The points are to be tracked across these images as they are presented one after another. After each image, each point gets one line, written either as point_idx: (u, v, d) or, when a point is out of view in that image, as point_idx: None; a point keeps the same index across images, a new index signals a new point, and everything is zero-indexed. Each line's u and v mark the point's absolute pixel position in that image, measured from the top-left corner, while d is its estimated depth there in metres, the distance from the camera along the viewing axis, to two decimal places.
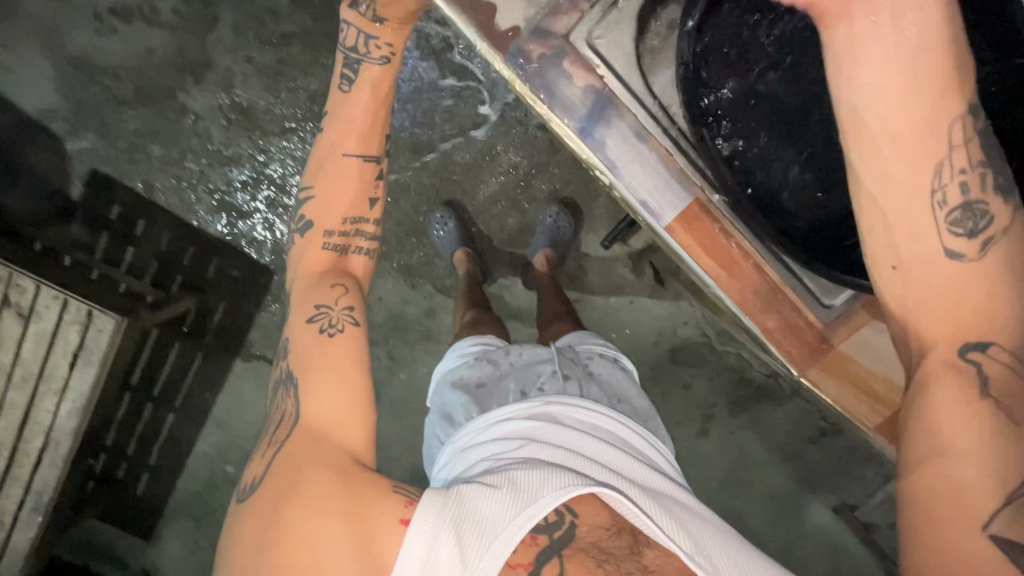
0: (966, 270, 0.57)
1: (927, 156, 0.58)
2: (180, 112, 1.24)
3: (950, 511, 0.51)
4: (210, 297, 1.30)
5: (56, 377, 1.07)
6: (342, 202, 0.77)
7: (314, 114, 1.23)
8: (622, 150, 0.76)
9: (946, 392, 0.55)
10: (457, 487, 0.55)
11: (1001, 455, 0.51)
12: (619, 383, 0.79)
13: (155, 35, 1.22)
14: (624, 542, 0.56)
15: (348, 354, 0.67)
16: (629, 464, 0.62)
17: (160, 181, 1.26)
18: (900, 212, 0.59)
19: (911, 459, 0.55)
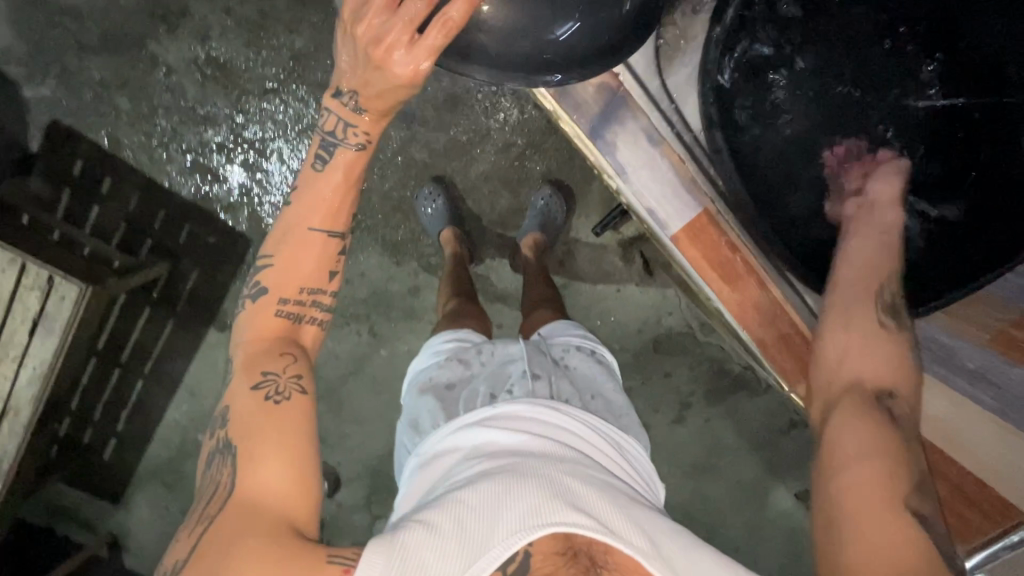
0: (894, 355, 0.65)
1: (878, 272, 0.70)
2: (150, 63, 1.15)
3: (878, 503, 0.55)
4: (182, 263, 1.24)
5: (16, 343, 1.02)
6: (297, 279, 0.66)
7: (298, 75, 1.16)
8: (633, 155, 0.77)
9: (852, 417, 0.62)
10: (397, 536, 0.49)
11: (900, 465, 0.58)
12: (596, 379, 0.72)
13: None
14: (579, 568, 0.48)
15: (294, 423, 0.57)
16: (591, 467, 0.56)
17: (128, 137, 1.18)
18: (854, 299, 0.69)
19: (837, 454, 0.60)
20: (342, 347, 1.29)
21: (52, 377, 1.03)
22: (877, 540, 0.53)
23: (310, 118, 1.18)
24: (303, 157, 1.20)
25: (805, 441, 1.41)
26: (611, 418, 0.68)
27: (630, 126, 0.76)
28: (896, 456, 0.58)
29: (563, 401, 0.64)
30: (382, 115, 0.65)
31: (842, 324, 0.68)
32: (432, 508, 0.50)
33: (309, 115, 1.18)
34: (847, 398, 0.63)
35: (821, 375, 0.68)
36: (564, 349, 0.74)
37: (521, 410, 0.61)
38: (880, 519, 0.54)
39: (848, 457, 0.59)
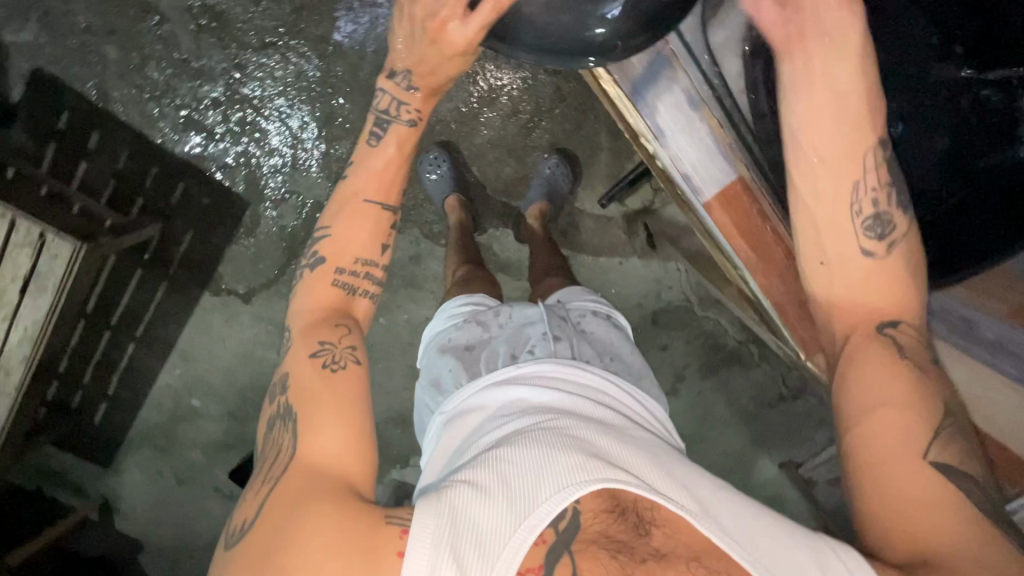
0: (875, 269, 0.63)
1: (847, 177, 0.63)
2: (141, 10, 1.09)
3: (903, 452, 0.55)
4: (177, 224, 1.21)
5: (5, 303, 0.98)
6: (354, 250, 0.68)
7: (298, 30, 1.11)
8: (672, 118, 0.71)
9: (869, 354, 0.61)
10: (444, 495, 0.48)
11: (917, 398, 0.58)
12: (614, 342, 0.72)
13: None
14: (627, 525, 0.49)
15: (354, 388, 0.57)
16: (625, 428, 0.57)
17: (118, 90, 1.12)
18: (826, 218, 0.63)
19: (860, 393, 0.59)
20: None
21: (45, 336, 1.00)
22: (901, 488, 0.54)
23: (312, 76, 1.14)
24: (304, 117, 1.16)
25: (794, 414, 1.46)
26: (631, 378, 0.69)
27: (673, 86, 0.69)
28: (917, 400, 0.58)
29: (589, 363, 0.65)
30: (432, 95, 0.71)
31: (821, 258, 0.64)
32: (474, 468, 0.50)
33: (310, 73, 1.13)
34: (852, 341, 0.63)
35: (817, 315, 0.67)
36: (581, 314, 0.75)
37: (550, 371, 0.61)
38: (906, 466, 0.54)
39: (867, 408, 0.58)
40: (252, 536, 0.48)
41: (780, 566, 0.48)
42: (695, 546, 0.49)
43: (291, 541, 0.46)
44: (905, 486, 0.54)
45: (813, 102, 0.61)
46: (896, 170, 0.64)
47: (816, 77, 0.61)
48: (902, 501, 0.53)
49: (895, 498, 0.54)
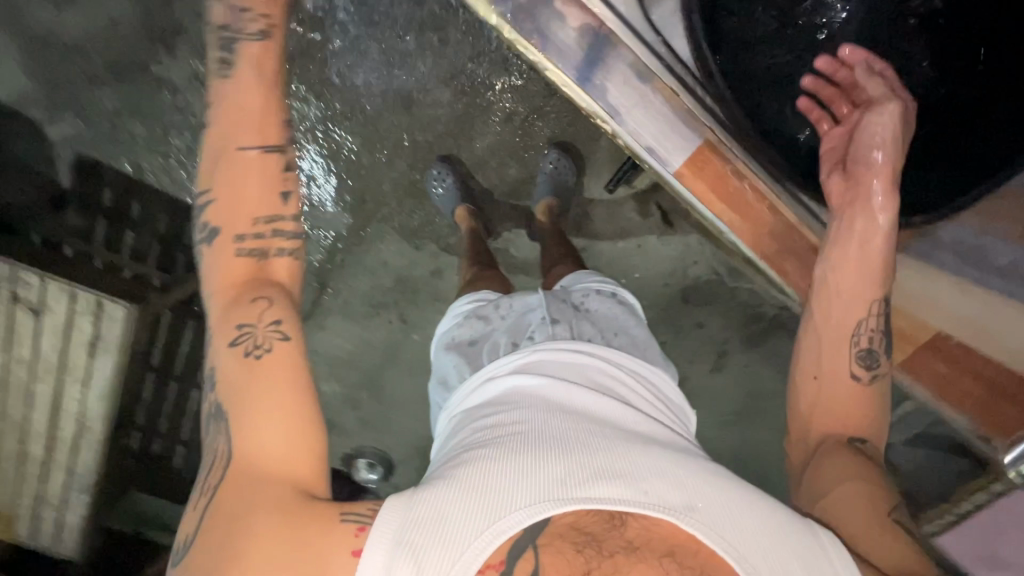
0: (860, 389, 0.70)
1: (851, 314, 0.71)
2: (156, 85, 1.18)
3: (868, 510, 0.59)
4: None
5: (77, 367, 1.09)
6: (252, 205, 0.62)
7: (294, 75, 1.17)
8: (624, 95, 0.80)
9: (830, 447, 0.67)
10: (420, 493, 0.49)
11: (875, 476, 0.63)
12: (618, 317, 0.72)
13: (119, 7, 1.15)
14: (603, 515, 0.47)
15: (286, 370, 0.56)
16: (620, 421, 0.56)
17: (147, 160, 1.22)
18: (828, 343, 0.72)
19: (824, 476, 0.64)
20: (376, 335, 1.35)
21: (117, 390, 1.11)
22: (877, 554, 0.56)
23: (313, 116, 1.20)
24: (312, 156, 1.22)
25: None
26: (638, 354, 0.68)
27: (619, 64, 0.80)
28: (877, 477, 0.63)
29: (592, 345, 0.65)
30: (271, 1, 0.70)
31: (814, 371, 0.72)
32: (455, 468, 0.51)
33: (311, 115, 1.19)
34: (825, 442, 0.68)
35: (797, 421, 0.73)
36: (584, 294, 0.75)
37: (547, 361, 0.62)
38: (870, 521, 0.58)
39: (831, 478, 0.63)
40: (206, 545, 0.50)
41: (764, 558, 0.47)
42: (671, 540, 0.47)
43: (243, 553, 0.48)
44: (871, 530, 0.57)
45: (848, 261, 0.72)
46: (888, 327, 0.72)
47: (851, 240, 0.72)
48: (875, 548, 0.56)
49: (867, 545, 0.56)
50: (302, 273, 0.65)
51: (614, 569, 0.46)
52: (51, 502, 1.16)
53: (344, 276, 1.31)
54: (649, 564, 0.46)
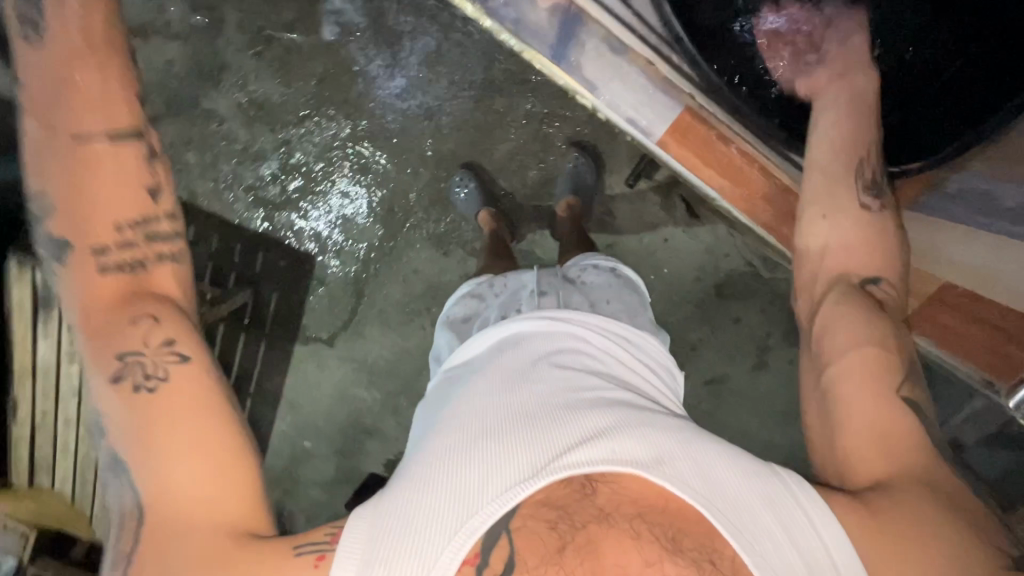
0: (871, 226, 0.69)
1: (850, 152, 0.72)
2: (205, 117, 1.27)
3: (871, 394, 0.61)
4: (263, 288, 1.37)
5: None
6: (111, 206, 0.61)
7: (326, 98, 1.26)
8: (600, 70, 0.88)
9: (848, 301, 0.65)
10: (402, 494, 0.53)
11: (890, 338, 0.63)
12: (610, 288, 0.77)
13: (170, 48, 1.25)
14: (572, 489, 0.52)
15: (191, 391, 0.58)
16: (587, 385, 0.60)
17: (200, 187, 1.31)
18: (833, 182, 0.71)
19: (839, 336, 0.64)
20: (413, 342, 1.40)
21: None
22: (870, 424, 0.60)
23: (345, 135, 1.28)
24: (344, 172, 1.30)
25: None
26: (627, 321, 0.72)
27: (591, 41, 0.87)
28: (890, 344, 0.63)
29: (564, 312, 0.69)
30: None
31: (823, 210, 0.70)
32: (426, 460, 0.56)
33: (342, 133, 1.28)
34: (836, 288, 0.67)
35: (807, 269, 0.71)
36: (581, 269, 0.80)
37: (519, 343, 0.65)
38: (870, 404, 0.60)
39: (846, 350, 0.63)
40: None
41: (731, 512, 0.51)
42: (640, 504, 0.51)
43: None
44: (870, 419, 0.60)
45: (840, 103, 0.74)
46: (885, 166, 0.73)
47: (843, 85, 0.74)
48: (871, 431, 0.60)
49: (863, 434, 0.60)
50: (188, 281, 0.66)
51: (587, 539, 0.51)
52: None
53: (380, 286, 1.37)
54: (621, 529, 0.51)
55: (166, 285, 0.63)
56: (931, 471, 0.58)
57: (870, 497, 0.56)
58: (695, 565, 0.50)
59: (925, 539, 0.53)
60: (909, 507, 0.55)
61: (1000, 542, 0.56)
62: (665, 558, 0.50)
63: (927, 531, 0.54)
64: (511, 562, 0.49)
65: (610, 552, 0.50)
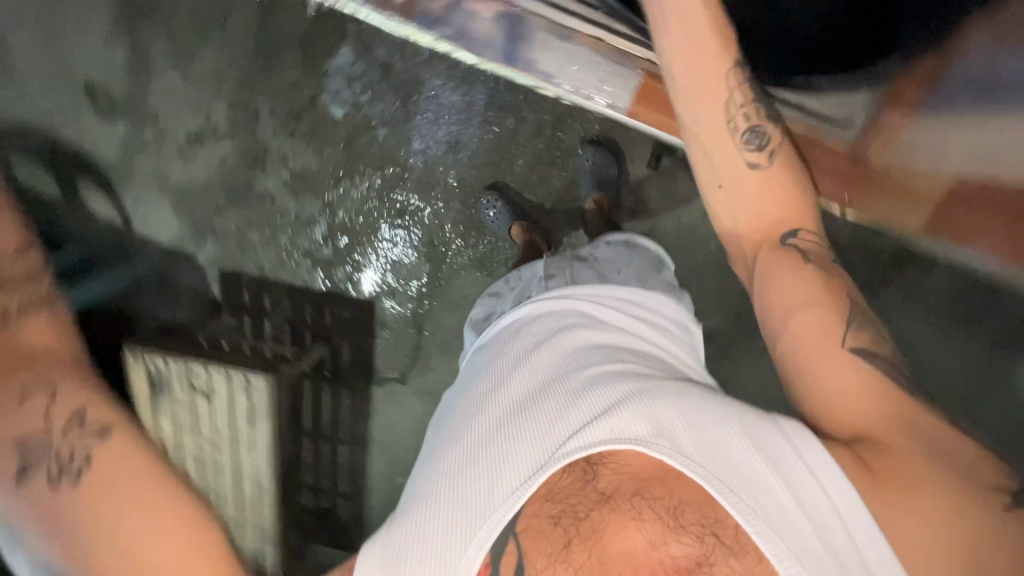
0: (763, 175, 0.76)
1: (714, 98, 0.77)
2: (261, 197, 1.42)
3: (826, 347, 0.66)
4: (336, 340, 1.47)
5: (241, 437, 1.33)
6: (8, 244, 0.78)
7: (353, 156, 1.36)
8: (554, 60, 1.18)
9: (782, 270, 0.71)
10: (422, 505, 0.61)
11: (829, 297, 0.69)
12: (618, 257, 0.85)
13: (222, 146, 1.40)
14: (578, 475, 0.60)
15: (117, 466, 0.62)
16: (576, 366, 0.66)
17: (267, 261, 1.45)
18: (712, 142, 0.77)
19: (782, 301, 0.70)
20: None
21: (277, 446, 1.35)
22: (832, 383, 0.66)
23: (378, 186, 1.38)
24: (384, 220, 1.40)
25: None
26: (638, 284, 0.80)
27: (539, 38, 1.16)
28: (828, 296, 0.69)
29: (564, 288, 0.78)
30: None
31: (718, 181, 0.78)
32: (443, 469, 0.63)
33: (375, 185, 1.37)
34: (762, 253, 0.74)
35: (727, 233, 0.78)
36: (592, 247, 0.89)
37: (523, 340, 0.72)
38: (835, 365, 0.66)
39: (793, 311, 0.69)
40: None
41: (724, 463, 0.59)
42: (638, 481, 0.59)
43: None
44: (842, 379, 0.65)
45: (684, 43, 0.77)
46: (750, 96, 0.79)
47: (671, 20, 0.77)
48: (843, 386, 0.65)
49: (840, 393, 0.65)
50: (67, 326, 0.74)
51: (593, 525, 0.59)
52: (272, 532, 1.41)
53: (437, 317, 1.44)
54: (623, 512, 0.59)
55: (40, 331, 0.71)
56: (903, 411, 0.65)
57: (865, 454, 0.63)
58: (698, 540, 0.58)
59: (915, 480, 0.61)
60: (894, 455, 0.62)
61: (980, 475, 0.63)
62: (668, 538, 0.58)
63: (918, 472, 0.61)
64: (519, 565, 0.57)
65: (615, 534, 0.58)
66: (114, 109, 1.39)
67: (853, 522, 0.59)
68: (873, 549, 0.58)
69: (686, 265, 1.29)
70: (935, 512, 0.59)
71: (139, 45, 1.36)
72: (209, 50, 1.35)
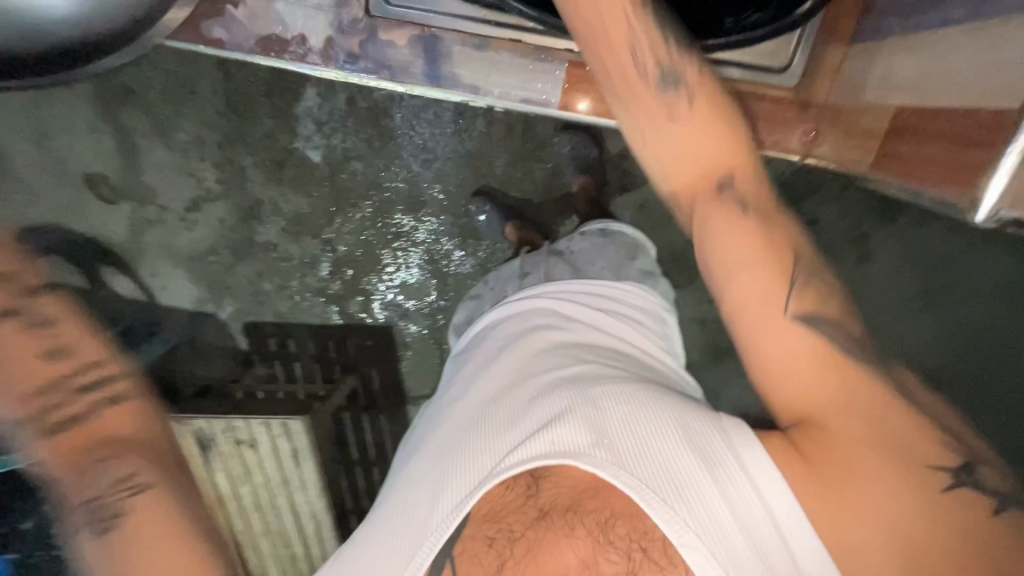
0: (689, 118, 0.66)
1: (621, 44, 0.66)
2: (263, 248, 1.46)
3: (768, 311, 0.60)
4: (364, 369, 1.51)
5: (292, 478, 1.38)
6: (32, 383, 0.68)
7: (341, 191, 1.39)
8: (477, 74, 1.19)
9: (723, 224, 0.63)
10: (377, 530, 0.65)
11: (771, 255, 0.62)
12: (593, 248, 0.86)
13: (218, 207, 1.44)
14: (520, 490, 0.60)
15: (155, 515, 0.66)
16: (530, 376, 0.68)
17: (283, 306, 1.50)
18: (625, 90, 0.67)
19: (722, 257, 0.63)
20: None
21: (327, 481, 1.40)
22: (778, 352, 0.60)
23: (370, 215, 1.40)
24: (383, 246, 1.42)
25: None
26: (612, 277, 0.81)
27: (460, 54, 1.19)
28: (770, 253, 0.62)
29: (538, 288, 0.79)
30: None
31: (638, 133, 0.68)
32: (401, 490, 0.66)
33: (366, 214, 1.40)
34: (701, 203, 0.64)
35: (663, 185, 0.68)
36: (568, 240, 0.90)
37: (489, 352, 0.74)
38: (782, 330, 0.60)
39: (732, 271, 0.62)
40: None
41: (665, 465, 0.58)
42: (575, 492, 0.59)
43: None
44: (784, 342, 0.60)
45: None
46: (663, 30, 0.68)
47: None
48: (788, 360, 0.59)
49: (787, 368, 0.60)
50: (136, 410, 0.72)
51: (529, 542, 0.59)
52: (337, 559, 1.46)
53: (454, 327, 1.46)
54: (557, 529, 0.59)
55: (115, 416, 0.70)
56: (853, 386, 0.59)
57: (799, 439, 0.60)
58: (625, 555, 0.58)
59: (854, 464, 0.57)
60: (834, 439, 0.58)
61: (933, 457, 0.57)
62: (597, 556, 0.58)
63: (857, 454, 0.57)
64: None
65: (548, 555, 0.59)
66: (115, 195, 1.46)
67: (784, 513, 0.58)
68: (805, 548, 0.57)
69: None
70: (873, 503, 0.56)
71: (123, 128, 1.41)
72: (187, 119, 1.39)
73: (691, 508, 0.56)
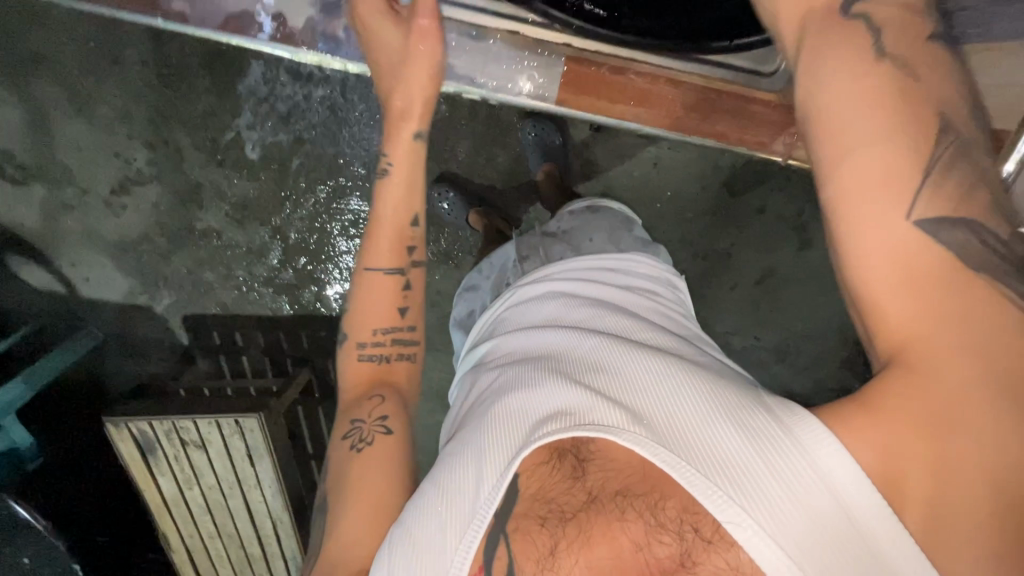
0: None
1: None
2: (205, 235, 1.35)
3: (884, 194, 0.47)
4: (318, 360, 1.46)
5: (250, 477, 1.30)
6: (383, 318, 0.79)
7: (293, 176, 1.31)
8: (471, 62, 0.96)
9: (839, 81, 0.49)
10: (406, 513, 0.59)
11: (903, 124, 0.47)
12: (586, 223, 0.87)
13: (151, 191, 1.32)
14: (564, 472, 0.54)
15: (386, 458, 0.68)
16: (570, 350, 0.63)
17: (228, 297, 1.40)
18: None
19: (836, 121, 0.48)
20: None
21: (283, 482, 1.31)
22: (883, 247, 0.47)
23: (325, 199, 1.33)
24: (337, 233, 1.36)
25: None
26: (612, 248, 0.81)
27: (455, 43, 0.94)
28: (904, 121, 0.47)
29: (545, 271, 0.78)
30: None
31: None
32: (432, 475, 0.60)
33: (319, 200, 1.33)
34: (816, 49, 0.51)
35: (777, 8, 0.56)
36: (558, 221, 0.92)
37: (524, 332, 0.70)
38: (887, 229, 0.47)
39: (850, 145, 0.48)
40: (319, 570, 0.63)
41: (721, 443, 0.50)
42: (623, 478, 0.52)
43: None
44: (888, 244, 0.47)
45: None
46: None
47: None
48: (890, 270, 0.47)
49: (888, 279, 0.46)
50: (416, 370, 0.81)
51: (579, 527, 0.52)
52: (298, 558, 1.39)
53: None
54: (608, 511, 0.52)
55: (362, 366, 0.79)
56: (979, 311, 0.45)
57: (864, 393, 0.50)
58: (678, 537, 0.50)
59: (959, 412, 0.45)
60: (928, 384, 0.45)
61: None
62: (650, 538, 0.50)
63: (973, 400, 0.44)
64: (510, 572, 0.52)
65: (602, 536, 0.51)
66: (25, 176, 1.30)
67: (860, 510, 0.47)
68: (889, 544, 0.46)
69: (647, 216, 1.34)
70: (969, 473, 0.44)
71: (34, 101, 1.26)
72: (110, 91, 1.26)
73: (760, 494, 0.48)
